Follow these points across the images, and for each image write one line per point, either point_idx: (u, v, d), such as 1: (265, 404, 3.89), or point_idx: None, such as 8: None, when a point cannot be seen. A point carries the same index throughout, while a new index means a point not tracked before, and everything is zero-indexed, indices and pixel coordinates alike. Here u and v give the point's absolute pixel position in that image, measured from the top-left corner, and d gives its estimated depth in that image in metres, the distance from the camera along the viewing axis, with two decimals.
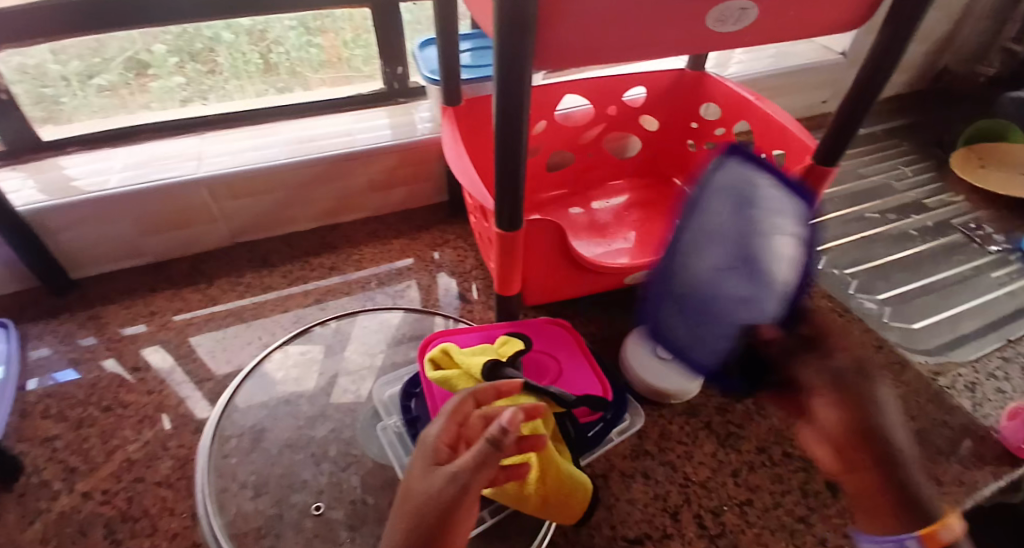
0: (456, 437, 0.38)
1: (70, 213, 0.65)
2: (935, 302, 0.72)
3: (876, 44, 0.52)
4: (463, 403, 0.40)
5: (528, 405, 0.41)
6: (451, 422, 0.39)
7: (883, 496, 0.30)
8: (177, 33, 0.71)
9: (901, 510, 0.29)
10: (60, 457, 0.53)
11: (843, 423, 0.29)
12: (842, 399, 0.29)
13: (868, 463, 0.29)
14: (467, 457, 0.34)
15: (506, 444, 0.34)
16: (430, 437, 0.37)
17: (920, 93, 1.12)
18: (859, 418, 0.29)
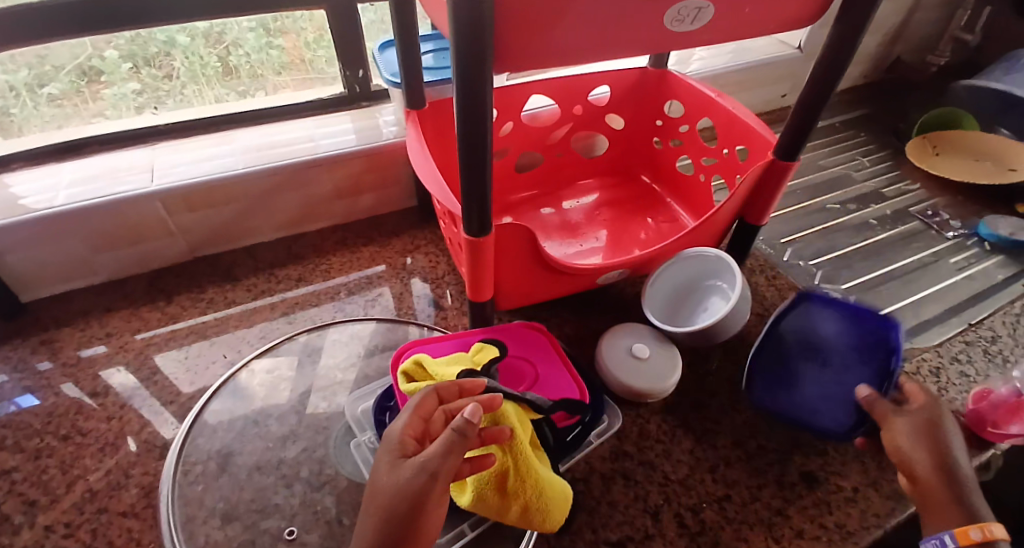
0: (421, 431, 0.40)
1: (15, 235, 0.61)
2: (898, 289, 0.74)
3: (831, 40, 0.53)
4: (427, 399, 0.41)
5: (485, 398, 0.43)
6: (417, 417, 0.40)
7: (941, 500, 0.41)
8: (129, 36, 0.66)
9: (949, 508, 0.40)
10: (15, 491, 0.51)
11: (907, 437, 0.44)
12: (911, 424, 0.45)
13: (930, 474, 0.42)
14: (433, 448, 0.36)
15: (471, 434, 0.37)
16: (395, 432, 0.39)
17: (876, 83, 1.16)
18: (919, 436, 0.44)
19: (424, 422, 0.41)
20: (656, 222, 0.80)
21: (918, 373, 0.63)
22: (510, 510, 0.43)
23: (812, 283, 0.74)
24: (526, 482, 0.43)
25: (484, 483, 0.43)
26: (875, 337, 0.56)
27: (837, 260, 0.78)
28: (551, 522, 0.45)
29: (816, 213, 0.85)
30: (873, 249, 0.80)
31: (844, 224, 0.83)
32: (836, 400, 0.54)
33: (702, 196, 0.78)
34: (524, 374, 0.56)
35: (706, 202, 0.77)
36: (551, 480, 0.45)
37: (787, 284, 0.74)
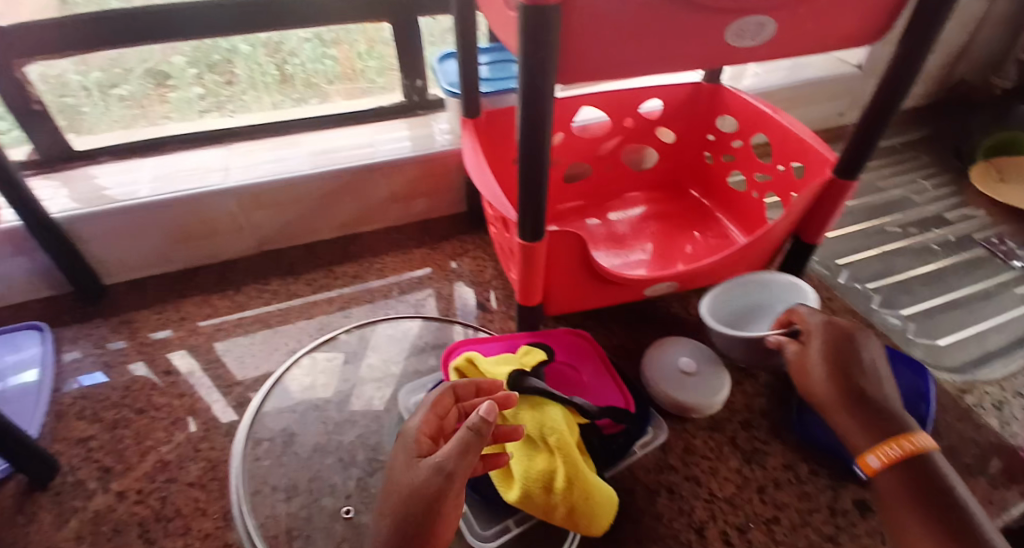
0: (436, 429, 0.41)
1: (102, 221, 0.67)
2: (960, 318, 0.72)
3: (895, 58, 0.52)
4: (444, 396, 0.42)
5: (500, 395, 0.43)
6: (432, 418, 0.41)
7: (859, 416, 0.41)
8: (195, 45, 0.72)
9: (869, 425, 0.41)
10: (94, 457, 0.55)
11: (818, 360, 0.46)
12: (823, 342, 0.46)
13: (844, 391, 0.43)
14: (448, 448, 0.35)
15: (488, 433, 0.35)
16: (410, 431, 0.40)
17: (937, 105, 1.12)
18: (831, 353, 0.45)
19: (439, 420, 0.42)
20: (705, 237, 0.80)
21: (981, 406, 0.61)
22: (559, 512, 0.44)
23: (869, 307, 0.73)
24: (572, 482, 0.44)
25: (530, 483, 0.44)
26: (909, 386, 0.59)
27: (895, 284, 0.76)
28: (596, 525, 0.45)
29: (873, 236, 0.83)
30: (933, 275, 0.77)
31: (903, 248, 0.81)
32: None
33: (754, 212, 0.77)
34: (569, 380, 0.57)
35: (757, 218, 0.77)
36: (595, 484, 0.46)
37: (842, 307, 0.73)
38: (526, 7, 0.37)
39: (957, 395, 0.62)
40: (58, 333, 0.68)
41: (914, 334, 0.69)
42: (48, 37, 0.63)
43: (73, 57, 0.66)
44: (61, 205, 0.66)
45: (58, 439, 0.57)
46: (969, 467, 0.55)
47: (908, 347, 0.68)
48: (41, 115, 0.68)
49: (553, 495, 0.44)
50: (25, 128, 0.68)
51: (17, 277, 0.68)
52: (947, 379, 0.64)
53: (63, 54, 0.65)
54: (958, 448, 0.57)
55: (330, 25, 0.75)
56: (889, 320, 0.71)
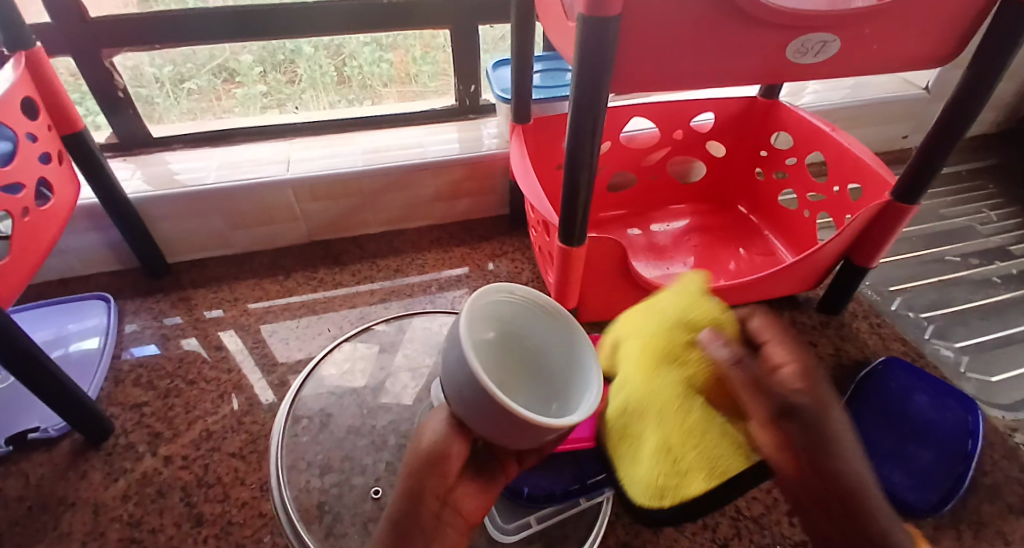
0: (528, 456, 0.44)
1: (169, 203, 0.71)
2: (1017, 354, 0.68)
3: (964, 81, 0.51)
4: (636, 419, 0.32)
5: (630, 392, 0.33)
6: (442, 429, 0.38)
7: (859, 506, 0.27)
8: (262, 44, 0.76)
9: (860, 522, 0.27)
10: (146, 422, 0.59)
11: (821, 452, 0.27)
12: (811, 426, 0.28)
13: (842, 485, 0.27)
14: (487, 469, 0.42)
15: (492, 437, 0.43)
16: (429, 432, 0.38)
17: (1009, 133, 1.07)
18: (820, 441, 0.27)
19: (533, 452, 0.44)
20: (750, 254, 0.78)
21: None
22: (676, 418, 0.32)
23: (920, 336, 0.70)
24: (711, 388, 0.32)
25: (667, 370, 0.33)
26: (957, 422, 0.56)
27: (950, 315, 0.72)
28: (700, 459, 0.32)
29: (930, 264, 0.80)
30: (992, 308, 0.73)
31: (960, 278, 0.77)
32: (921, 475, 0.53)
33: (804, 231, 0.75)
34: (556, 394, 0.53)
35: (807, 237, 0.74)
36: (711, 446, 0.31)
37: (891, 333, 0.70)
38: (584, 16, 0.38)
39: (1007, 433, 0.59)
40: (122, 305, 0.73)
41: (966, 368, 0.66)
42: (133, 32, 0.68)
43: (156, 50, 0.72)
44: (134, 186, 0.72)
45: (114, 403, 0.61)
46: (1013, 508, 0.52)
47: (959, 382, 0.65)
48: (122, 102, 0.74)
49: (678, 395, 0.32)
50: (108, 115, 0.74)
51: (90, 251, 0.74)
52: (997, 416, 0.61)
53: (148, 48, 0.71)
54: (1002, 487, 0.54)
55: (389, 29, 0.78)
56: (941, 351, 0.68)
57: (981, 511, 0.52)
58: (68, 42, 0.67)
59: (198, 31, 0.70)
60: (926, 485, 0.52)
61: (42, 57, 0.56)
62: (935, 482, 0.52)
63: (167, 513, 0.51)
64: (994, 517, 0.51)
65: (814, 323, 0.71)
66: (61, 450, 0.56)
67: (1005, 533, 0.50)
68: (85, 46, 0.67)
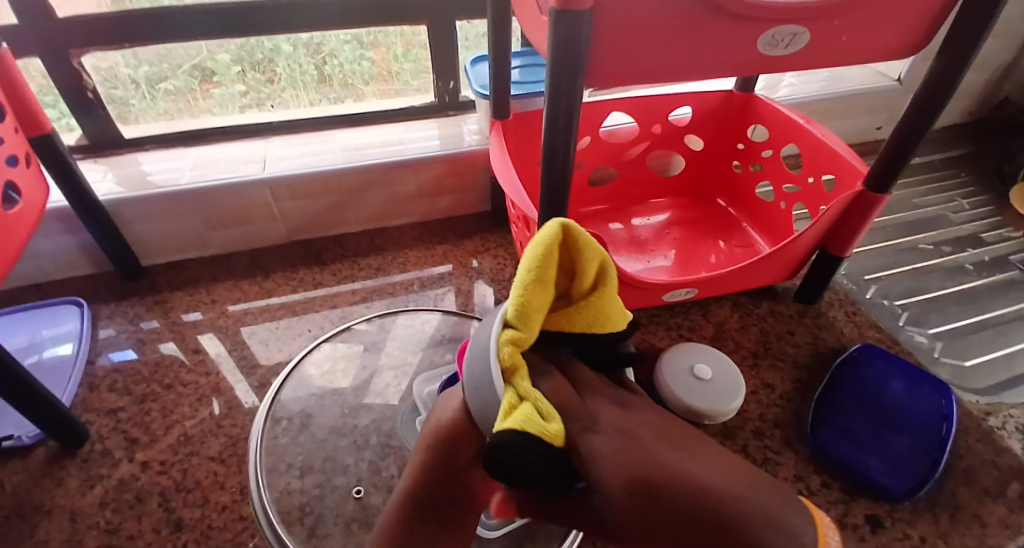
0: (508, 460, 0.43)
1: (143, 205, 0.70)
2: (989, 339, 0.69)
3: (932, 72, 0.52)
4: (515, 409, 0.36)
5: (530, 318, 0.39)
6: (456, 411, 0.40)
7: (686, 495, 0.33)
8: (239, 43, 0.74)
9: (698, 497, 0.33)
10: (122, 428, 0.58)
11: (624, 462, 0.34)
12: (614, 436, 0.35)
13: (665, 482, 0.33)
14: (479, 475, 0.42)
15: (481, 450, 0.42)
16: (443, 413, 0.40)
17: (980, 123, 1.09)
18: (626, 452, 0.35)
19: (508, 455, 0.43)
20: (729, 246, 0.79)
21: (1004, 428, 0.59)
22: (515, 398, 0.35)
23: (895, 323, 0.71)
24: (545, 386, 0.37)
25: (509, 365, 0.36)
26: (931, 408, 0.57)
27: (924, 302, 0.74)
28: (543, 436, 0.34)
29: (904, 253, 0.81)
30: (965, 295, 0.75)
31: (934, 266, 0.79)
32: (896, 461, 0.54)
33: (781, 222, 0.76)
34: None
35: (785, 228, 0.75)
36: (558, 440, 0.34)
37: (867, 321, 0.71)
38: (557, 9, 0.38)
39: (980, 416, 0.60)
40: (96, 310, 0.71)
41: (940, 354, 0.67)
42: (104, 30, 0.67)
43: (127, 49, 0.70)
44: (106, 187, 0.70)
45: (89, 409, 0.60)
46: (987, 490, 0.53)
47: (934, 367, 0.66)
48: (92, 102, 0.72)
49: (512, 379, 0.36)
50: (78, 115, 0.73)
51: (62, 254, 0.72)
52: (971, 401, 0.62)
53: (119, 46, 0.69)
54: (976, 470, 0.55)
55: (368, 26, 0.77)
56: (916, 338, 0.69)
57: (956, 494, 0.53)
58: (35, 41, 0.65)
59: (173, 29, 0.69)
60: (902, 470, 0.53)
61: (8, 57, 0.55)
62: (910, 467, 0.53)
63: (145, 519, 0.50)
64: (968, 499, 0.53)
65: (792, 313, 0.72)
66: (34, 458, 0.55)
67: (978, 515, 0.51)
68: (53, 44, 0.66)
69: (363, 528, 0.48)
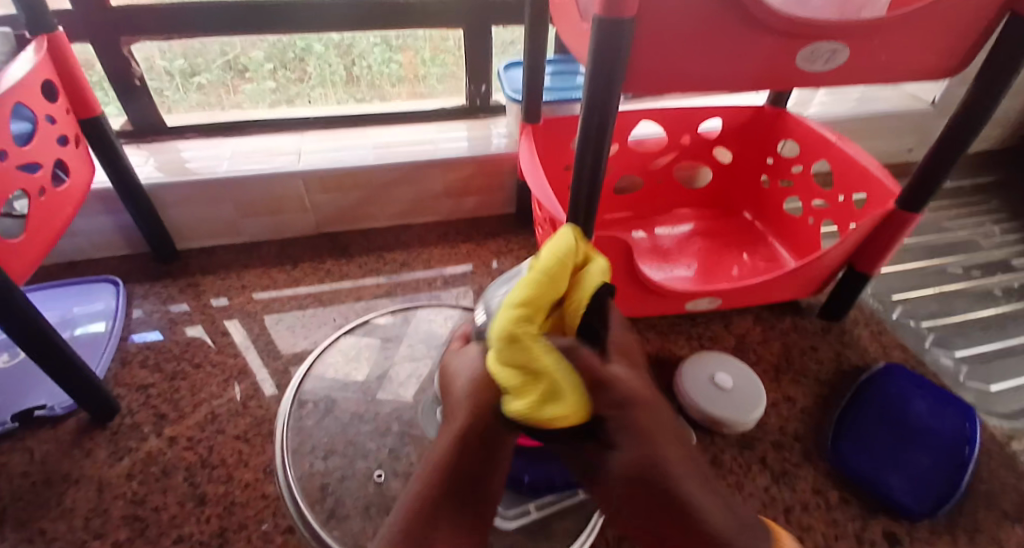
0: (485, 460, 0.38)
1: (180, 190, 0.72)
2: (1017, 365, 0.68)
3: (969, 95, 0.52)
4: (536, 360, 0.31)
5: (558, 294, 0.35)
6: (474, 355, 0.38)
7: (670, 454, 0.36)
8: (273, 41, 0.77)
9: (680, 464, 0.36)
10: (152, 403, 0.59)
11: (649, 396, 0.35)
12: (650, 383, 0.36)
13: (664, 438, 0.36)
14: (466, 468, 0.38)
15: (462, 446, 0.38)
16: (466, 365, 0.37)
17: (1012, 149, 1.08)
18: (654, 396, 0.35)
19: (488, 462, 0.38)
20: (753, 259, 0.78)
21: None
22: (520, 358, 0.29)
23: (920, 344, 0.70)
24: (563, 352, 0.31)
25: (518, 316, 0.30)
26: (954, 429, 0.57)
27: (950, 325, 0.73)
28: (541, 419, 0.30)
29: (931, 275, 0.80)
30: (993, 320, 0.74)
31: (961, 290, 0.78)
32: (918, 480, 0.53)
33: (808, 237, 0.76)
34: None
35: (811, 244, 0.75)
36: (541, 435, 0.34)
37: (891, 341, 0.70)
38: (600, 17, 0.39)
39: (1005, 441, 0.59)
40: (130, 289, 0.73)
41: (965, 378, 0.66)
42: (154, 23, 0.69)
43: (174, 39, 0.73)
44: (147, 172, 0.73)
45: (120, 384, 0.61)
46: (1010, 516, 0.52)
47: (958, 390, 0.65)
48: (139, 89, 0.74)
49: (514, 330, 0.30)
50: (124, 102, 0.75)
51: (101, 234, 0.75)
52: (995, 426, 0.61)
53: (165, 37, 0.72)
54: (998, 494, 0.54)
55: (397, 30, 0.79)
56: (941, 360, 0.68)
57: (977, 519, 0.52)
58: (88, 30, 0.68)
59: (213, 24, 0.71)
60: (922, 490, 0.53)
61: (64, 41, 0.57)
62: (930, 487, 0.53)
63: (170, 492, 0.52)
64: (989, 523, 0.52)
65: (815, 329, 0.71)
66: (66, 427, 0.57)
67: (1000, 539, 0.51)
68: (105, 33, 0.69)
69: (381, 512, 0.49)
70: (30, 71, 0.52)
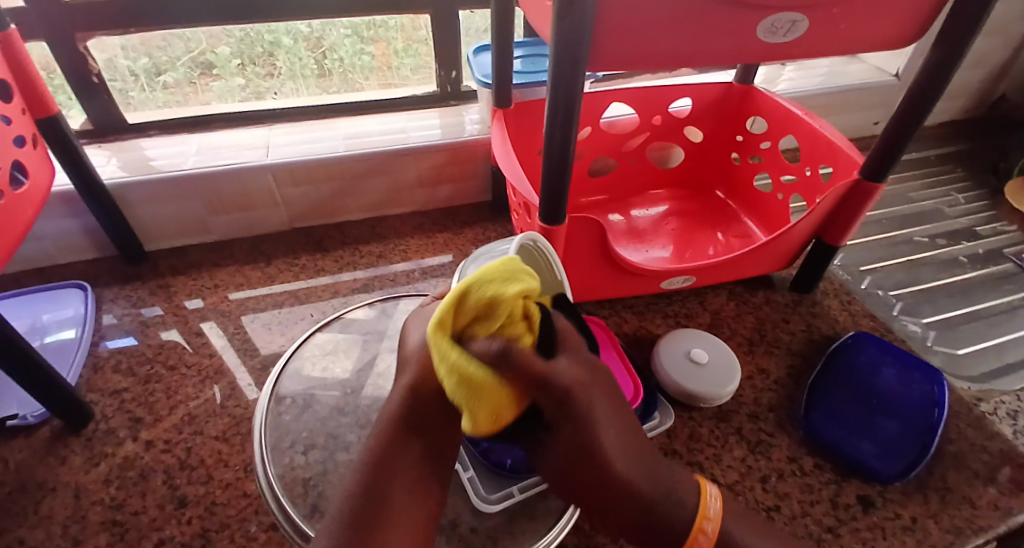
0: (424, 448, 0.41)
1: (145, 190, 0.71)
2: (982, 330, 0.70)
3: (928, 64, 0.53)
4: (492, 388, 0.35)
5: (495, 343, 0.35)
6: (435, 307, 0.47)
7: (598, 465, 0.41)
8: (240, 35, 0.76)
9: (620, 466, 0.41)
10: (127, 408, 0.58)
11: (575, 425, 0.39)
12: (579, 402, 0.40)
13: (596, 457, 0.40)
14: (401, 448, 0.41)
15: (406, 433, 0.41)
16: None
17: (975, 120, 1.10)
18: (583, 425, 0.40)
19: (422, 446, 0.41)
20: (727, 237, 0.79)
21: (994, 414, 0.60)
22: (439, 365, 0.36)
23: (889, 313, 0.72)
24: (496, 357, 0.35)
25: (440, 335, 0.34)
26: (922, 394, 0.58)
27: (918, 293, 0.75)
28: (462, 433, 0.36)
29: (899, 245, 0.82)
30: (959, 287, 0.76)
31: (929, 259, 0.80)
32: (888, 444, 0.55)
33: (778, 213, 0.77)
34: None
35: (782, 219, 0.76)
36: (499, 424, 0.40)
37: (862, 311, 0.72)
38: None
39: (972, 403, 0.61)
40: (100, 293, 0.72)
41: (933, 343, 0.68)
42: (110, 17, 0.67)
43: (134, 34, 0.71)
44: (110, 172, 0.71)
45: (93, 389, 0.60)
46: (978, 474, 0.54)
47: (927, 355, 0.67)
48: (98, 87, 0.72)
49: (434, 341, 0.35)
50: (83, 100, 0.73)
51: (65, 238, 0.73)
52: (963, 388, 0.63)
53: (125, 31, 0.70)
54: (967, 454, 0.56)
55: (368, 17, 0.78)
56: (909, 327, 0.70)
57: (947, 478, 0.54)
58: (41, 26, 0.66)
59: (174, 15, 0.70)
60: (892, 454, 0.54)
61: (15, 38, 0.55)
62: (900, 450, 0.55)
63: (149, 496, 0.51)
64: (956, 481, 0.54)
65: (788, 302, 0.73)
66: (39, 436, 0.56)
67: (968, 497, 0.53)
68: (60, 29, 0.67)
69: None
70: None
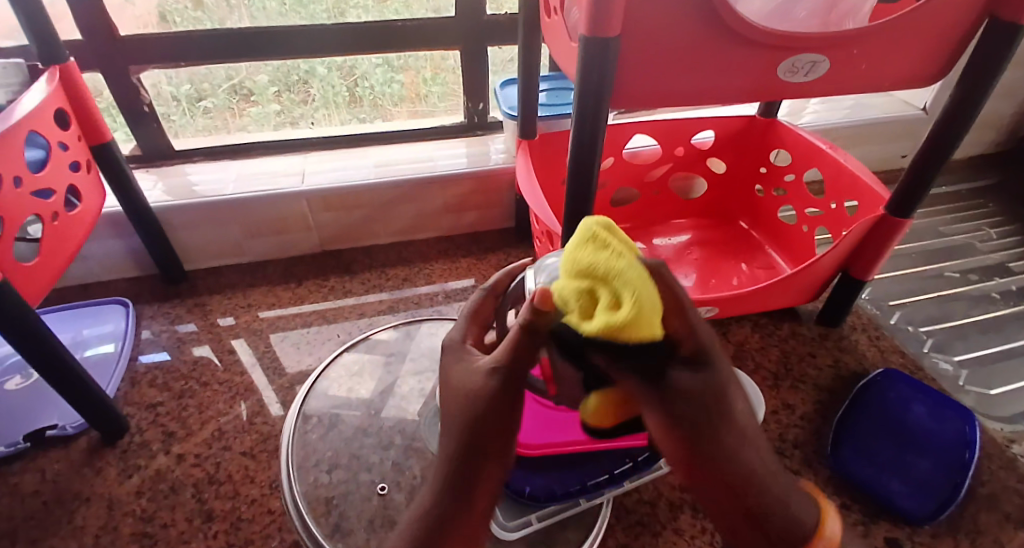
0: None
1: (188, 213, 0.74)
2: (1016, 368, 0.68)
3: (952, 100, 0.53)
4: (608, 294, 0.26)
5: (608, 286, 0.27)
6: None
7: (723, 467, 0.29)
8: (277, 65, 0.79)
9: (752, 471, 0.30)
10: (160, 422, 0.61)
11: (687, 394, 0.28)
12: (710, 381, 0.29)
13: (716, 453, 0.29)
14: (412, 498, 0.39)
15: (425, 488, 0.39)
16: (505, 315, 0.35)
17: (1007, 152, 1.09)
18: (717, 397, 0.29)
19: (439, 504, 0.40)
20: (751, 268, 0.79)
21: None
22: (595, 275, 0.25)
23: (919, 349, 0.70)
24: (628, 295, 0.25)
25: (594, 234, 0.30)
26: (954, 432, 0.57)
27: (949, 329, 0.73)
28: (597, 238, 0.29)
29: (929, 279, 0.81)
30: (991, 323, 0.74)
31: (959, 294, 0.78)
32: (917, 483, 0.54)
33: (803, 245, 0.77)
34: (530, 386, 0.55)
35: (807, 251, 0.76)
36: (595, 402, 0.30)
37: (889, 346, 0.71)
38: (585, 36, 0.41)
39: (1005, 444, 0.59)
40: (139, 311, 0.75)
41: (965, 382, 0.67)
42: (160, 51, 0.72)
43: (183, 68, 0.75)
44: (155, 196, 0.75)
45: (130, 403, 0.63)
46: (1010, 516, 0.53)
47: (958, 395, 0.65)
48: (147, 116, 0.77)
49: (599, 231, 0.28)
50: (133, 128, 0.78)
51: (111, 257, 0.77)
52: (995, 429, 0.61)
53: (174, 65, 0.74)
54: (1000, 496, 0.54)
55: (401, 50, 0.81)
56: (940, 365, 0.69)
57: (978, 520, 0.52)
58: (97, 58, 0.71)
59: (217, 50, 0.74)
60: (922, 494, 0.53)
61: (74, 71, 0.59)
62: (931, 490, 0.53)
63: (178, 508, 0.53)
64: (990, 525, 0.52)
65: (814, 335, 0.72)
66: (76, 447, 0.58)
67: (1002, 542, 0.51)
68: (115, 62, 0.71)
69: (384, 526, 0.49)
70: (43, 99, 0.54)
